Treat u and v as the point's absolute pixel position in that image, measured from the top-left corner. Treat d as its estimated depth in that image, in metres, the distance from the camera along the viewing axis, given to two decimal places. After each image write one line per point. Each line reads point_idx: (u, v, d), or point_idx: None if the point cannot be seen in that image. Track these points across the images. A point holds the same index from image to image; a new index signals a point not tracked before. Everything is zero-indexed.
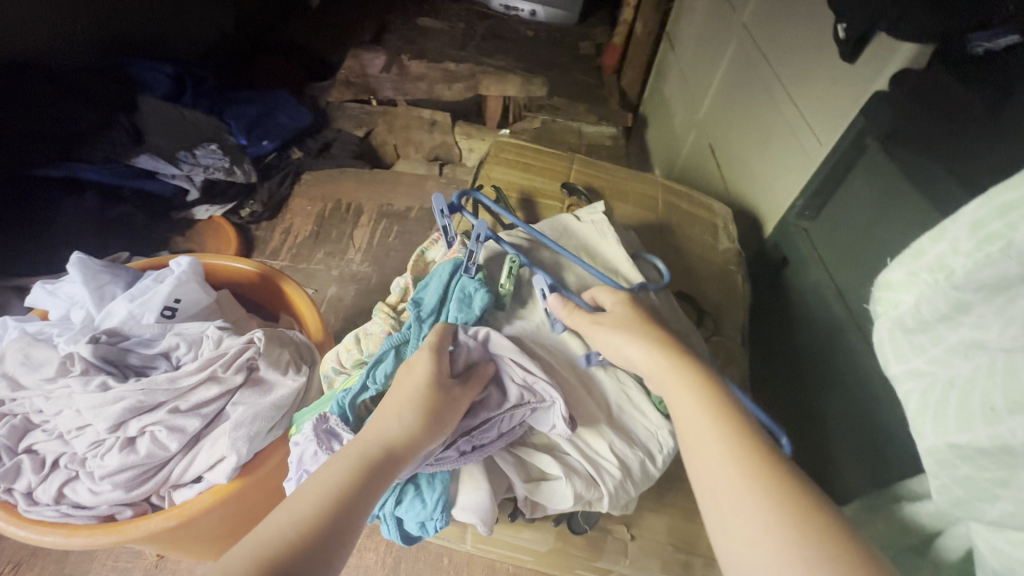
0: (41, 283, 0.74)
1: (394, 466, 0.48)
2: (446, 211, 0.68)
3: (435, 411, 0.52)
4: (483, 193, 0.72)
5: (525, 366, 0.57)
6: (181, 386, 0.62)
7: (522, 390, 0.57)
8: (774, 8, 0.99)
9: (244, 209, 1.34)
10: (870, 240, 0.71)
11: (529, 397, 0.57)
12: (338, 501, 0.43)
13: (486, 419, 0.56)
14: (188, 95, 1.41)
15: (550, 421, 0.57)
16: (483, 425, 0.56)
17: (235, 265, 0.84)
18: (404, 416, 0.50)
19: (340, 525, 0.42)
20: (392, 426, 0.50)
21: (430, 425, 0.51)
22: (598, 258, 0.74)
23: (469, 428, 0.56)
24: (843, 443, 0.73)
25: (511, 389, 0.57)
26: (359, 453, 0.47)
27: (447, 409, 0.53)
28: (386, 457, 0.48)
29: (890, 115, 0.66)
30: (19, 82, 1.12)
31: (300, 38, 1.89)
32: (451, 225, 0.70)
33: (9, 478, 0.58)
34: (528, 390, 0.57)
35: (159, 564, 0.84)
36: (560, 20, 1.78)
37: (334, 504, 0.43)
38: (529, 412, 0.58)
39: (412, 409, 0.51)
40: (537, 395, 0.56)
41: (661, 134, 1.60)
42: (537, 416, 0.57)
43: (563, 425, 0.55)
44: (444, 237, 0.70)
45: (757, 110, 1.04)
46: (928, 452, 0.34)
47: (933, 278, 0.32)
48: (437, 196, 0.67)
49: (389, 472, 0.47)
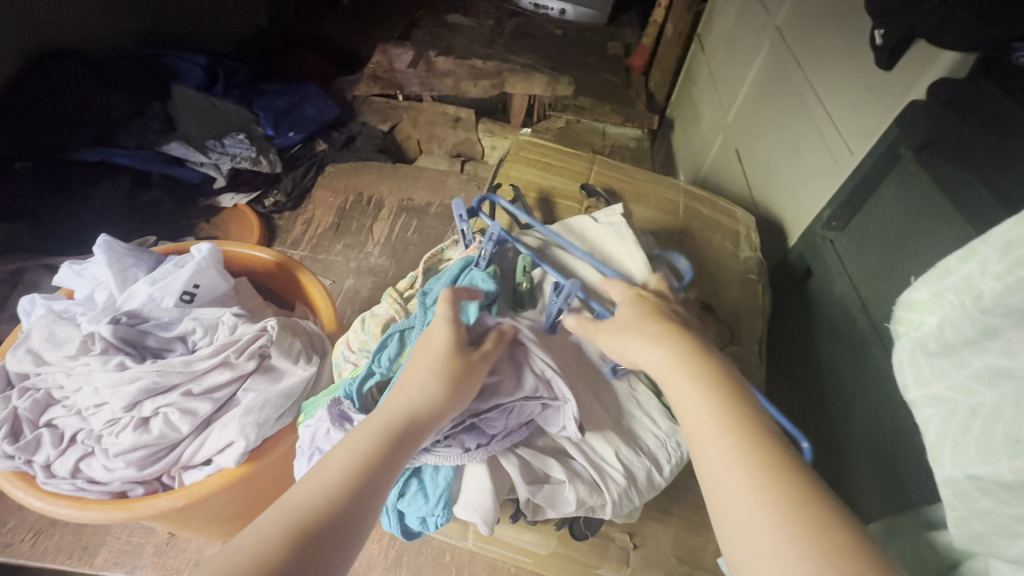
0: (68, 262, 0.76)
1: (419, 435, 0.46)
2: (465, 216, 0.68)
3: (457, 381, 0.50)
4: (501, 196, 0.72)
5: (544, 355, 0.56)
6: (195, 369, 0.64)
7: (538, 383, 0.55)
8: (809, 12, 0.96)
9: (268, 199, 1.36)
10: (901, 254, 0.68)
11: (543, 391, 0.55)
12: (363, 469, 0.43)
13: (498, 404, 0.54)
14: (220, 86, 1.45)
15: (561, 422, 0.56)
16: (491, 412, 0.55)
17: (254, 254, 0.86)
18: (426, 385, 0.49)
19: (366, 494, 0.42)
20: (415, 395, 0.48)
21: (453, 394, 0.49)
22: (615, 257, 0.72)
23: (479, 412, 0.54)
24: (861, 463, 0.70)
25: (527, 380, 0.55)
26: (383, 422, 0.46)
27: (468, 379, 0.50)
28: (411, 427, 0.47)
29: (925, 125, 0.63)
30: (61, 70, 1.17)
31: (331, 32, 1.91)
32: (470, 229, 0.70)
33: (29, 450, 0.60)
34: (544, 384, 0.55)
35: (170, 541, 0.86)
36: (590, 20, 1.76)
37: (360, 473, 0.42)
38: (540, 408, 0.57)
39: (433, 379, 0.49)
40: (552, 390, 0.55)
41: (687, 137, 1.57)
42: (548, 414, 0.57)
43: (574, 426, 0.54)
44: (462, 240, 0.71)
45: (787, 116, 1.01)
46: (945, 482, 0.32)
47: (959, 300, 0.31)
48: (456, 200, 0.67)
49: (414, 441, 0.46)
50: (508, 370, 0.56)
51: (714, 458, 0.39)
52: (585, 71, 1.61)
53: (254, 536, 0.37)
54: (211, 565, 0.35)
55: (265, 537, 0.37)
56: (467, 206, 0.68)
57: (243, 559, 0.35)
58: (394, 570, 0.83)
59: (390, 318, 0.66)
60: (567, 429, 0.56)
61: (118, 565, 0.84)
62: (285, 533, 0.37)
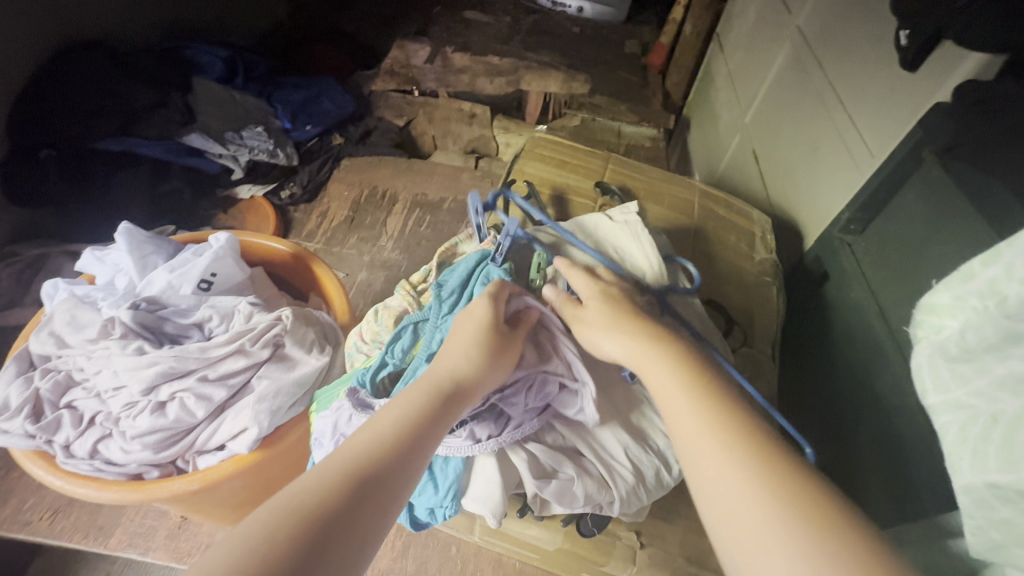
0: (91, 248, 0.77)
1: (461, 400, 0.49)
2: (481, 210, 0.70)
3: (496, 349, 0.53)
4: (516, 193, 0.72)
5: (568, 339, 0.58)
6: (211, 356, 0.65)
7: (559, 363, 0.58)
8: (832, 11, 0.95)
9: (284, 192, 1.36)
10: (921, 258, 0.66)
11: (564, 372, 0.57)
12: (410, 427, 0.45)
13: (522, 377, 0.56)
14: (240, 79, 1.47)
15: (577, 405, 0.57)
16: (513, 388, 0.57)
17: (271, 244, 0.87)
18: (469, 352, 0.52)
19: (416, 448, 0.44)
20: (459, 361, 0.51)
21: (494, 362, 0.53)
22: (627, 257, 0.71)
23: (502, 388, 0.56)
24: (875, 470, 0.69)
25: (551, 361, 0.58)
26: (426, 387, 0.49)
27: (507, 349, 0.54)
28: (456, 389, 0.49)
29: (951, 128, 0.62)
30: (87, 62, 1.20)
31: (349, 27, 1.93)
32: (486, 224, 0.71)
33: (50, 430, 0.62)
34: (565, 365, 0.58)
35: (182, 525, 0.88)
36: (607, 18, 1.75)
37: (408, 430, 0.44)
38: (558, 390, 0.58)
39: (476, 346, 0.52)
40: (572, 373, 0.57)
41: (704, 138, 1.56)
42: (565, 398, 0.58)
43: (591, 408, 0.56)
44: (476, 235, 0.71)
45: (806, 118, 1.00)
46: (964, 490, 0.32)
47: (983, 305, 0.30)
48: (472, 195, 0.68)
49: (456, 406, 0.49)
50: (534, 351, 0.59)
51: (704, 452, 0.41)
52: (602, 69, 1.60)
53: (314, 479, 0.39)
54: (276, 503, 0.36)
55: (323, 480, 0.38)
56: (483, 202, 0.70)
57: (310, 497, 0.37)
58: (401, 561, 0.84)
59: (403, 311, 0.67)
60: (584, 412, 0.57)
61: (132, 546, 0.86)
62: (342, 478, 0.39)
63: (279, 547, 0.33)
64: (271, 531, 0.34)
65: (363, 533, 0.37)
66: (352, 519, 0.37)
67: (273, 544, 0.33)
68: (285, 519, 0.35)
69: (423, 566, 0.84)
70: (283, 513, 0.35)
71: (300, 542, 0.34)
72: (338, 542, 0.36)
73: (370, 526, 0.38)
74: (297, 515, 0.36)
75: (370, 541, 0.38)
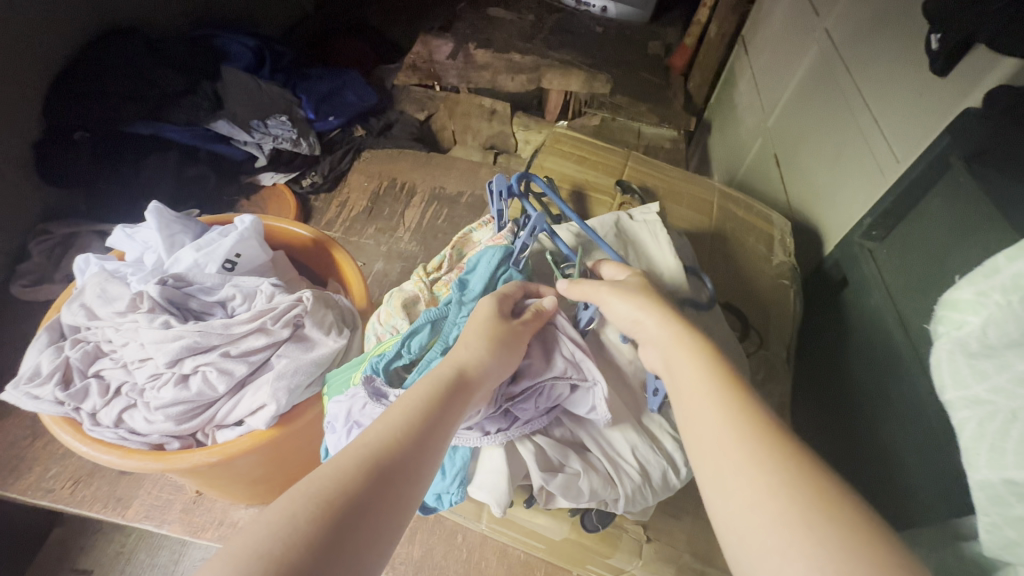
0: (121, 226, 0.79)
1: (468, 388, 0.50)
2: (503, 193, 0.68)
3: (502, 340, 0.54)
4: (541, 178, 0.70)
5: (573, 340, 0.58)
6: (233, 333, 0.66)
7: (567, 365, 0.57)
8: (861, 14, 0.93)
9: (305, 179, 1.40)
10: (945, 267, 0.65)
11: (572, 372, 0.56)
12: (425, 416, 0.45)
13: (528, 387, 0.57)
14: (267, 69, 1.50)
15: (589, 403, 0.57)
16: (522, 395, 0.57)
17: (294, 230, 0.89)
18: (471, 344, 0.53)
19: (430, 433, 0.44)
20: (461, 352, 0.52)
21: (496, 353, 0.53)
22: (643, 255, 0.71)
23: (511, 395, 0.57)
24: (890, 476, 0.68)
25: (557, 362, 0.57)
26: (435, 377, 0.49)
27: (512, 341, 0.55)
28: (462, 378, 0.50)
29: (981, 133, 0.61)
30: (121, 47, 1.23)
31: (373, 20, 1.95)
32: (506, 210, 0.71)
33: (78, 398, 0.64)
34: (573, 365, 0.57)
35: (197, 500, 0.90)
36: (631, 18, 1.75)
37: (422, 418, 0.45)
38: (568, 389, 0.58)
39: (478, 337, 0.53)
40: (581, 372, 0.57)
41: (725, 140, 1.55)
42: (576, 396, 0.58)
43: (604, 405, 0.56)
44: (496, 220, 0.71)
45: (831, 122, 0.99)
46: (978, 486, 0.32)
47: (1005, 300, 0.30)
48: (497, 176, 0.66)
49: (465, 394, 0.49)
50: (537, 355, 0.58)
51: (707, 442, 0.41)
52: (624, 69, 1.59)
53: (334, 465, 0.39)
54: (298, 489, 0.37)
55: (343, 466, 0.39)
56: (508, 183, 0.69)
57: (332, 486, 0.37)
58: (407, 547, 0.85)
59: (414, 296, 0.69)
60: (597, 409, 0.57)
61: (148, 517, 0.88)
62: (360, 464, 0.39)
63: (304, 530, 0.34)
64: (294, 515, 0.35)
65: (386, 518, 0.38)
66: (374, 503, 0.38)
67: (297, 528, 0.34)
68: (308, 504, 0.36)
69: (428, 552, 0.85)
70: (306, 499, 0.36)
71: (324, 526, 0.35)
72: (363, 526, 0.36)
73: (392, 511, 0.38)
74: (320, 499, 0.36)
75: (393, 525, 0.38)
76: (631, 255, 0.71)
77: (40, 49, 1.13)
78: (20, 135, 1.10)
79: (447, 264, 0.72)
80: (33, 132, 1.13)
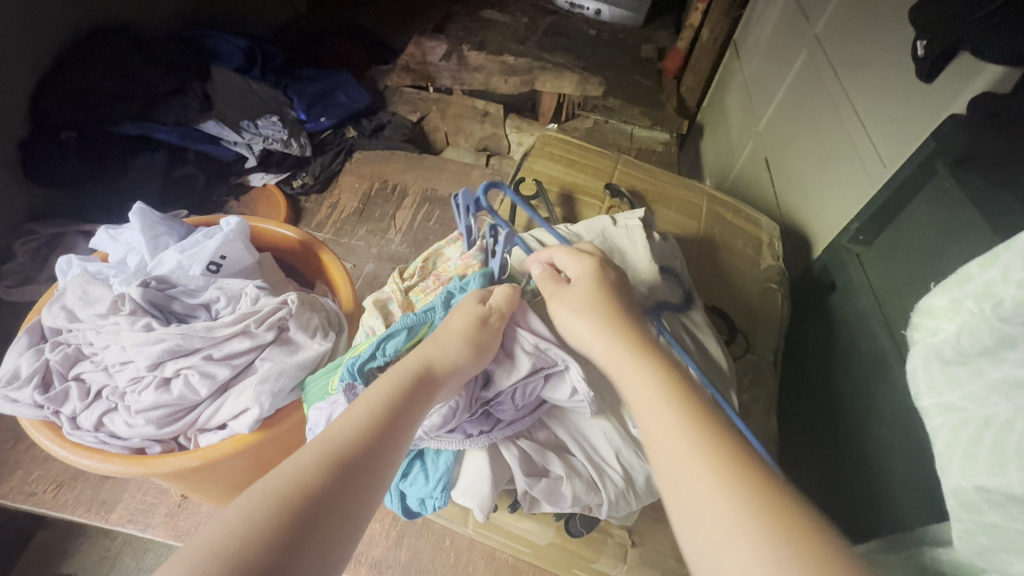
0: (104, 227, 0.79)
1: (434, 383, 0.49)
2: (470, 208, 0.68)
3: (479, 341, 0.54)
4: (511, 188, 0.69)
5: (535, 333, 0.57)
6: (216, 336, 0.66)
7: (534, 358, 0.56)
8: (849, 20, 0.94)
9: (296, 181, 1.37)
10: (931, 266, 0.65)
11: (541, 363, 0.56)
12: (385, 413, 0.44)
13: (505, 388, 0.56)
14: (258, 69, 1.49)
15: (569, 387, 0.56)
16: (500, 398, 0.56)
17: (279, 231, 0.88)
18: (449, 342, 0.53)
19: (391, 427, 0.44)
20: (436, 350, 0.52)
21: (473, 353, 0.53)
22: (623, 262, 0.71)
23: (486, 399, 0.57)
24: (876, 480, 0.68)
25: (522, 358, 0.56)
26: (399, 374, 0.48)
27: (489, 340, 0.55)
28: (430, 374, 0.50)
29: (964, 140, 0.62)
30: (108, 45, 1.23)
31: (366, 21, 1.94)
32: (474, 227, 0.72)
33: (57, 401, 0.63)
34: (538, 356, 0.56)
35: (182, 503, 0.89)
36: (624, 21, 1.75)
37: (381, 416, 0.44)
38: (542, 381, 0.57)
39: (456, 339, 0.53)
40: (549, 360, 0.56)
41: (716, 143, 1.55)
42: (552, 385, 0.57)
43: (583, 384, 0.55)
44: (465, 237, 0.72)
45: (819, 126, 1.00)
46: (952, 493, 0.32)
47: (978, 307, 0.30)
48: (462, 191, 0.67)
49: (429, 389, 0.49)
50: (503, 359, 0.57)
51: None
52: (616, 72, 1.60)
53: (294, 463, 0.39)
54: (254, 489, 0.36)
55: (302, 464, 0.39)
56: (473, 198, 0.68)
57: (290, 483, 0.37)
58: (394, 551, 0.84)
59: (389, 297, 0.70)
60: (578, 392, 0.56)
61: (132, 522, 0.87)
62: (318, 462, 0.39)
63: (263, 528, 0.33)
64: (251, 512, 0.34)
65: (348, 515, 0.37)
66: (335, 501, 0.37)
67: (254, 526, 0.33)
68: (265, 502, 0.35)
69: (416, 557, 0.84)
70: (262, 497, 0.35)
71: (282, 522, 0.34)
72: (325, 523, 0.36)
73: (355, 508, 0.38)
74: (278, 496, 0.36)
75: (356, 520, 0.38)
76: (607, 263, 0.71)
77: (27, 48, 1.12)
78: (6, 135, 1.09)
79: (422, 273, 0.72)
80: (18, 130, 1.11)
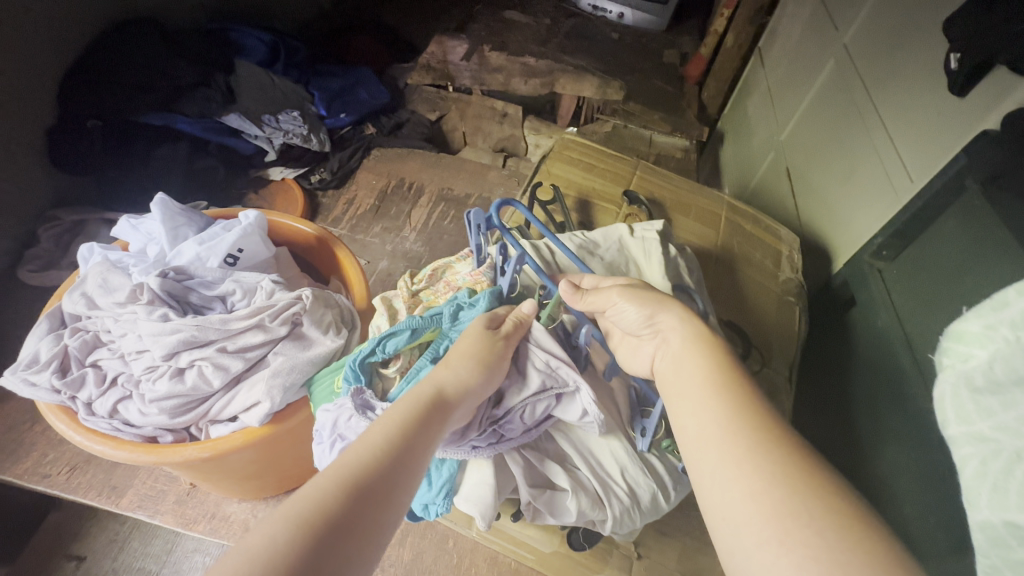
0: (126, 217, 0.80)
1: (447, 406, 0.49)
2: (481, 228, 0.66)
3: (492, 362, 0.54)
4: (523, 204, 0.67)
5: (548, 350, 0.57)
6: (231, 329, 0.66)
7: (545, 376, 0.55)
8: (879, 31, 0.92)
9: (314, 176, 1.40)
10: (960, 285, 0.63)
11: (550, 382, 0.55)
12: (402, 435, 0.44)
13: (513, 405, 0.55)
14: (281, 64, 1.50)
15: (579, 408, 0.56)
16: (509, 417, 0.55)
17: (296, 226, 0.89)
18: (464, 363, 0.52)
19: (408, 449, 0.44)
20: (448, 372, 0.51)
21: (486, 375, 0.53)
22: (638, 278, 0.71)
23: (495, 417, 0.56)
24: (894, 504, 0.66)
25: (532, 375, 0.56)
26: (414, 397, 0.48)
27: (501, 360, 0.55)
28: (448, 397, 0.49)
29: (994, 158, 0.60)
30: (137, 37, 1.25)
31: (388, 19, 1.95)
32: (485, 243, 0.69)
33: (74, 387, 0.64)
34: (550, 376, 0.56)
35: (191, 491, 0.90)
36: (647, 25, 1.74)
37: (398, 437, 0.44)
38: (552, 400, 0.56)
39: (469, 360, 0.53)
40: (560, 380, 0.56)
41: (737, 151, 1.53)
42: (562, 404, 0.56)
43: (593, 408, 0.54)
44: (474, 254, 0.69)
45: (845, 137, 0.98)
46: (978, 526, 0.31)
47: (1015, 335, 0.29)
48: (473, 210, 0.65)
49: (443, 412, 0.48)
50: (514, 375, 0.57)
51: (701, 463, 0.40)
52: (637, 77, 1.59)
53: (313, 486, 0.38)
54: (275, 513, 0.36)
55: (321, 487, 0.38)
56: (486, 216, 0.66)
57: (311, 507, 0.36)
58: (397, 549, 0.84)
59: (395, 297, 0.70)
60: (589, 414, 0.55)
61: (141, 507, 0.88)
62: (338, 485, 0.38)
63: (286, 556, 0.33)
64: (274, 538, 0.34)
65: (368, 539, 0.37)
66: (355, 526, 0.37)
67: (277, 552, 0.33)
68: (287, 527, 0.35)
69: (418, 556, 0.84)
70: (284, 522, 0.35)
71: (303, 549, 0.34)
72: (345, 549, 0.35)
73: (373, 533, 0.38)
74: (300, 520, 0.35)
75: (376, 545, 0.38)
76: (620, 274, 0.70)
77: (58, 38, 1.14)
78: (34, 121, 1.11)
79: (431, 278, 0.72)
80: (46, 119, 1.14)
